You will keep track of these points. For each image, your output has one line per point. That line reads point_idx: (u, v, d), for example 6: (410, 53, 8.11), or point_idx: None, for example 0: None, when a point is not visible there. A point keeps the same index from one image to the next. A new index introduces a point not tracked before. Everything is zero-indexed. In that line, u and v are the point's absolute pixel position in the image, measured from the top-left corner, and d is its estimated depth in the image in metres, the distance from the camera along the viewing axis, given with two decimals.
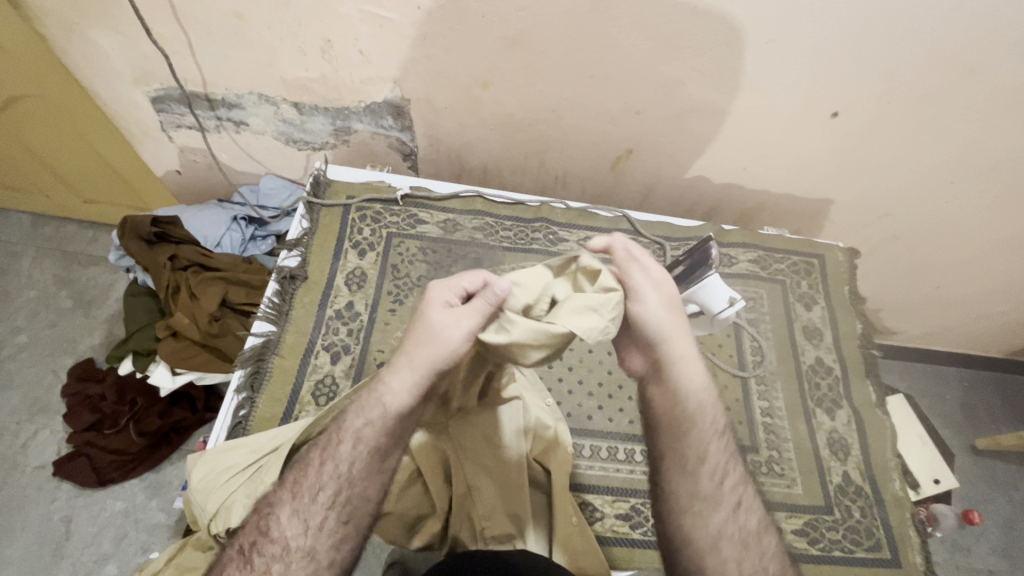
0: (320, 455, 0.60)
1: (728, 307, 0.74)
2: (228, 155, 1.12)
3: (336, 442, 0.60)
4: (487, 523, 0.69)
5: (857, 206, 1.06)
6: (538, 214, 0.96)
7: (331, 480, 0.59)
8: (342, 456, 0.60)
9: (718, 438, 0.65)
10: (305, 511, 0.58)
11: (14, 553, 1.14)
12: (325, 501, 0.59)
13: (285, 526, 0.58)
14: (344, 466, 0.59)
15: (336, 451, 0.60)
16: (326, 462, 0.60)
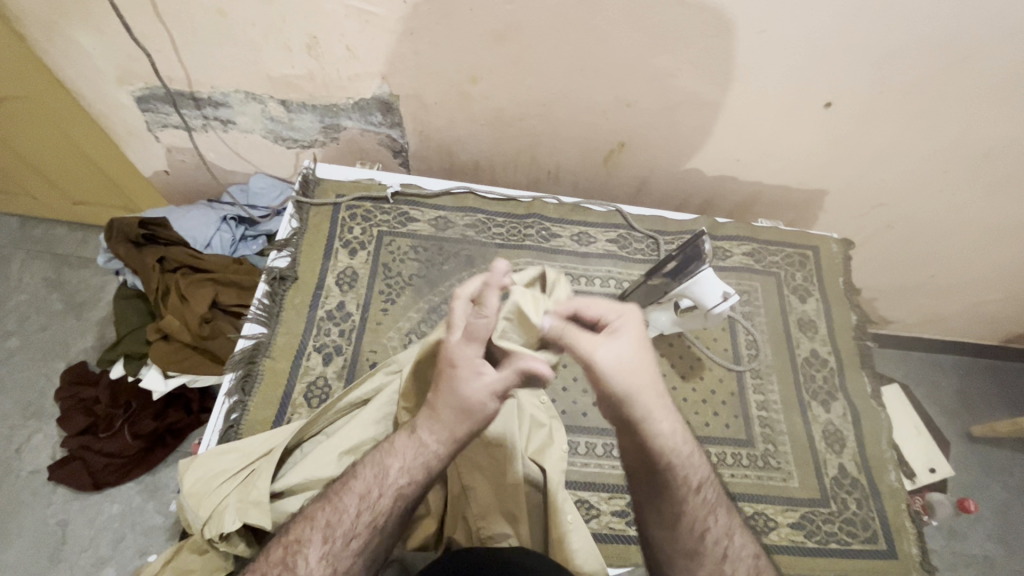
0: (359, 503, 0.59)
1: (722, 302, 0.75)
2: (216, 155, 1.11)
3: (376, 494, 0.59)
4: (482, 523, 0.68)
5: (851, 196, 1.06)
6: (530, 210, 0.95)
7: (364, 526, 0.58)
8: (380, 506, 0.59)
9: (697, 492, 0.63)
10: (335, 556, 0.57)
11: (10, 558, 1.13)
12: (357, 547, 0.57)
13: (313, 565, 0.56)
14: (381, 516, 0.58)
15: (374, 503, 0.59)
16: (365, 511, 0.58)
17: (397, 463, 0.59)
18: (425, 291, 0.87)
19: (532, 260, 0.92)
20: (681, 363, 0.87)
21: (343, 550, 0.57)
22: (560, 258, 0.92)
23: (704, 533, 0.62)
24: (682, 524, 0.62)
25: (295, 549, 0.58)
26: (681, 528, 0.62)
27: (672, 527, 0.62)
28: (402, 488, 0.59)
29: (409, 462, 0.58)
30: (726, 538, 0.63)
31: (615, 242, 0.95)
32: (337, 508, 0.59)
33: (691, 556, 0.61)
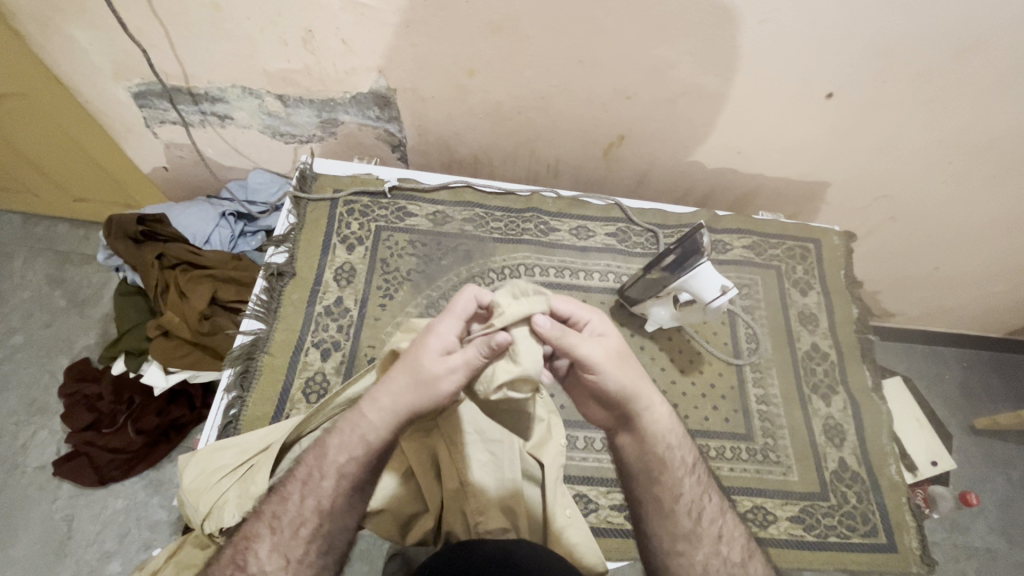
0: (302, 495, 0.59)
1: (721, 295, 0.74)
2: (214, 151, 1.11)
3: (318, 477, 0.59)
4: (482, 519, 0.68)
5: (854, 188, 1.05)
6: (528, 204, 0.94)
7: (310, 512, 0.58)
8: (321, 492, 0.58)
9: (692, 473, 0.64)
10: (285, 545, 0.57)
11: (18, 553, 1.14)
12: (306, 535, 0.57)
13: (264, 559, 0.56)
14: (326, 499, 0.58)
15: (318, 486, 0.59)
16: (308, 496, 0.58)
17: (336, 441, 0.60)
18: (422, 286, 0.87)
19: (530, 255, 0.91)
20: (681, 357, 0.87)
21: (292, 538, 0.57)
22: (559, 253, 0.92)
23: (697, 513, 0.62)
24: (675, 506, 0.62)
25: (244, 545, 0.58)
26: (678, 512, 0.62)
27: (665, 514, 0.62)
28: (342, 472, 0.59)
29: (349, 441, 0.59)
30: (720, 516, 0.63)
31: (614, 236, 0.94)
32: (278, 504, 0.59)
33: (687, 539, 0.61)
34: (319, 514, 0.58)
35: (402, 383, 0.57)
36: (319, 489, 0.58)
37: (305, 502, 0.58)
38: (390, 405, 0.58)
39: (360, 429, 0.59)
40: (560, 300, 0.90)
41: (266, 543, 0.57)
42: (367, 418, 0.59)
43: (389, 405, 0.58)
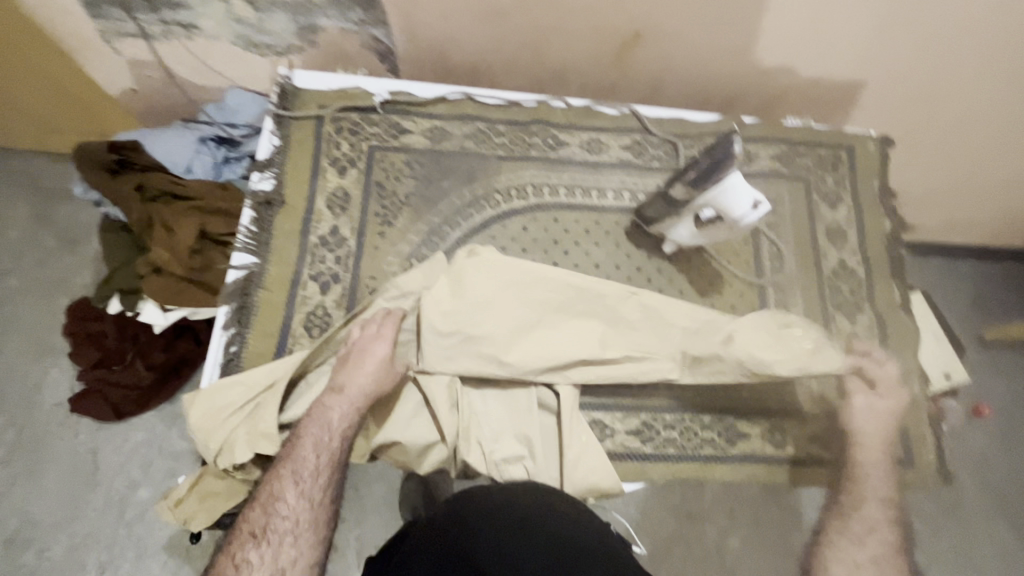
0: (315, 451, 0.64)
1: (753, 210, 0.67)
2: (185, 69, 1.00)
3: (329, 437, 0.65)
4: (494, 446, 0.69)
5: (894, 88, 0.94)
6: (534, 116, 0.86)
7: (327, 465, 0.64)
8: (333, 448, 0.65)
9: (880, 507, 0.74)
10: (310, 493, 0.63)
11: (50, 483, 1.19)
12: (325, 482, 0.63)
13: (294, 506, 0.62)
14: (338, 453, 0.65)
15: (330, 444, 0.65)
16: (323, 453, 0.64)
17: (338, 409, 0.66)
18: (423, 212, 0.81)
19: (538, 173, 0.84)
20: (700, 279, 0.82)
21: (316, 487, 0.63)
22: (569, 169, 0.85)
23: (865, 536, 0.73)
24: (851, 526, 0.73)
25: (269, 499, 0.62)
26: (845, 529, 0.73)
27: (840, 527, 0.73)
28: (346, 430, 0.65)
29: (350, 398, 0.66)
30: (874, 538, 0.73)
31: (630, 149, 0.86)
32: (294, 459, 0.63)
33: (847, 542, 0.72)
34: (332, 466, 0.64)
35: (361, 373, 0.68)
36: (329, 446, 0.64)
37: (317, 459, 0.64)
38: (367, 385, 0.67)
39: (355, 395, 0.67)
40: (572, 221, 0.83)
41: (290, 494, 0.62)
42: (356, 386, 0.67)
43: (362, 383, 0.67)
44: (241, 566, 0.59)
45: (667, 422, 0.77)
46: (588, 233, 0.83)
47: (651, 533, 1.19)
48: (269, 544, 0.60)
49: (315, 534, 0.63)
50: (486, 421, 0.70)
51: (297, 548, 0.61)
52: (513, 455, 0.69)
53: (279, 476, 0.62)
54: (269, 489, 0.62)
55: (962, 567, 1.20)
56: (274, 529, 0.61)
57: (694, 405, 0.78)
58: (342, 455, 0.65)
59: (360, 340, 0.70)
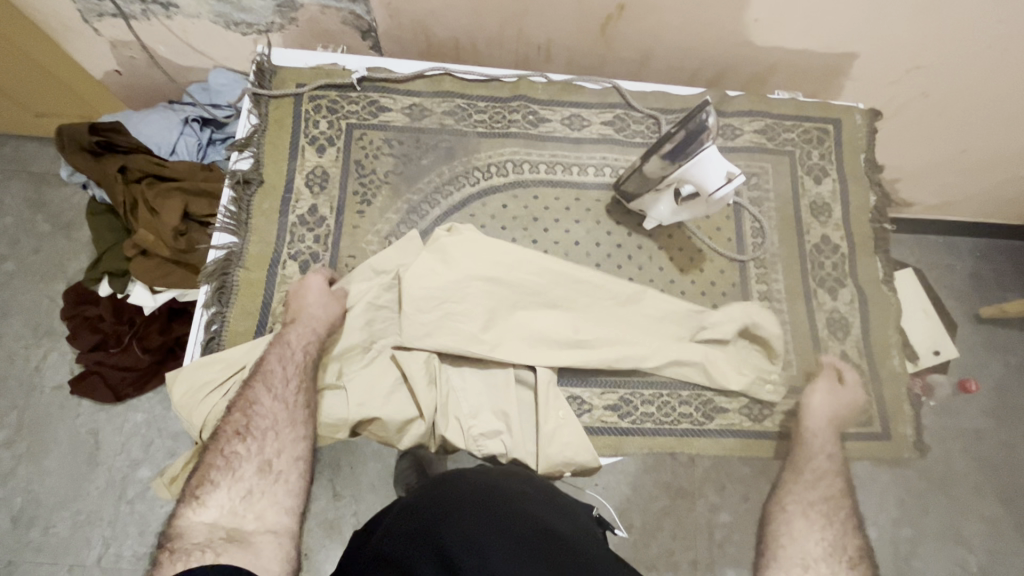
0: (281, 365, 0.70)
1: (726, 184, 0.66)
2: (166, 48, 0.99)
3: (293, 353, 0.70)
4: (472, 422, 0.71)
5: (884, 60, 0.92)
6: (515, 92, 0.84)
7: (294, 375, 0.70)
8: (298, 361, 0.70)
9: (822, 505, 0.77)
10: (281, 398, 0.69)
11: (53, 463, 1.22)
12: (294, 389, 0.69)
13: (270, 409, 0.68)
14: (303, 368, 0.70)
15: (294, 358, 0.70)
16: (288, 365, 0.70)
17: (296, 332, 0.70)
18: (402, 191, 0.81)
19: (518, 150, 0.83)
20: (681, 255, 0.82)
21: (288, 391, 0.69)
22: (550, 146, 0.84)
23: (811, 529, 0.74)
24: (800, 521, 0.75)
25: (247, 405, 0.68)
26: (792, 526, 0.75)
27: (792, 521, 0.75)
28: (307, 347, 0.70)
29: (305, 324, 0.71)
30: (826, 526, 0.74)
31: (611, 125, 0.85)
32: (264, 372, 0.69)
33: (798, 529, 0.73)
34: (298, 377, 0.70)
35: (307, 311, 0.71)
36: (294, 360, 0.70)
37: (283, 372, 0.70)
38: (318, 312, 0.72)
39: (312, 319, 0.71)
40: (552, 198, 0.83)
41: (264, 399, 0.69)
42: (310, 317, 0.71)
43: (315, 319, 0.72)
44: (226, 461, 0.66)
45: (645, 398, 0.78)
46: (569, 210, 0.82)
47: (641, 509, 1.21)
48: (253, 439, 0.68)
49: (293, 436, 0.69)
50: (464, 398, 0.72)
51: (279, 449, 0.68)
52: (490, 430, 0.72)
53: (251, 385, 0.69)
54: (244, 397, 0.69)
55: (948, 540, 1.22)
56: (254, 428, 0.68)
57: (673, 381, 0.78)
58: (309, 369, 0.70)
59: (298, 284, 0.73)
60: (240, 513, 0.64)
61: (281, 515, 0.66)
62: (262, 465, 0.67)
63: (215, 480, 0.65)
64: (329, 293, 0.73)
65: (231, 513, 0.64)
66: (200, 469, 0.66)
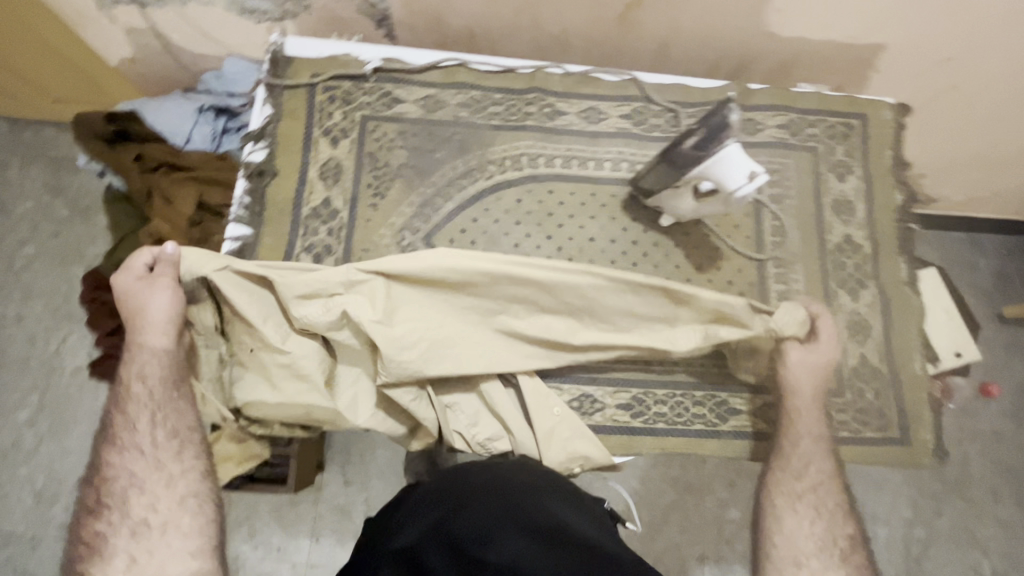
0: (138, 402, 0.70)
1: (749, 182, 0.64)
2: (181, 36, 0.99)
3: (137, 395, 0.70)
4: (473, 429, 0.74)
5: (915, 52, 0.88)
6: (532, 83, 0.83)
7: (144, 420, 0.70)
8: (143, 393, 0.70)
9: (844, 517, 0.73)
10: (140, 446, 0.70)
11: (73, 443, 1.25)
12: (149, 431, 0.70)
13: (131, 466, 0.69)
14: (145, 413, 0.70)
15: (141, 397, 0.70)
16: (141, 412, 0.70)
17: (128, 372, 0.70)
18: (416, 184, 0.80)
19: (534, 143, 0.82)
20: (698, 254, 0.81)
21: (145, 433, 0.70)
22: (566, 139, 0.82)
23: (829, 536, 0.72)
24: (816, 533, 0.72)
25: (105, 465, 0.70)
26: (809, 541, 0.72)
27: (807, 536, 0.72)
28: (150, 369, 0.70)
29: (146, 348, 0.70)
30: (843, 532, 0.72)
31: (629, 118, 0.83)
32: (123, 419, 0.70)
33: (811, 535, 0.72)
34: (150, 407, 0.70)
35: (141, 323, 0.70)
36: (144, 382, 0.70)
37: (139, 400, 0.70)
38: (152, 326, 0.70)
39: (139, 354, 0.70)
40: (567, 193, 0.81)
41: (115, 457, 0.70)
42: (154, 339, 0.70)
43: (157, 320, 0.70)
44: (93, 543, 0.67)
45: (658, 397, 0.77)
46: (584, 206, 0.81)
47: (649, 503, 1.21)
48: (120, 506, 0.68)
49: (165, 479, 0.70)
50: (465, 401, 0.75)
51: (151, 502, 0.69)
52: (493, 434, 0.75)
53: (102, 449, 0.70)
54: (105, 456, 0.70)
55: (962, 543, 1.20)
56: (107, 497, 0.69)
57: (686, 380, 0.78)
58: (173, 380, 0.71)
59: (127, 292, 0.70)
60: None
61: (187, 561, 0.68)
62: (134, 528, 0.68)
63: (88, 569, 0.66)
64: (157, 298, 0.70)
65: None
66: (72, 564, 0.67)
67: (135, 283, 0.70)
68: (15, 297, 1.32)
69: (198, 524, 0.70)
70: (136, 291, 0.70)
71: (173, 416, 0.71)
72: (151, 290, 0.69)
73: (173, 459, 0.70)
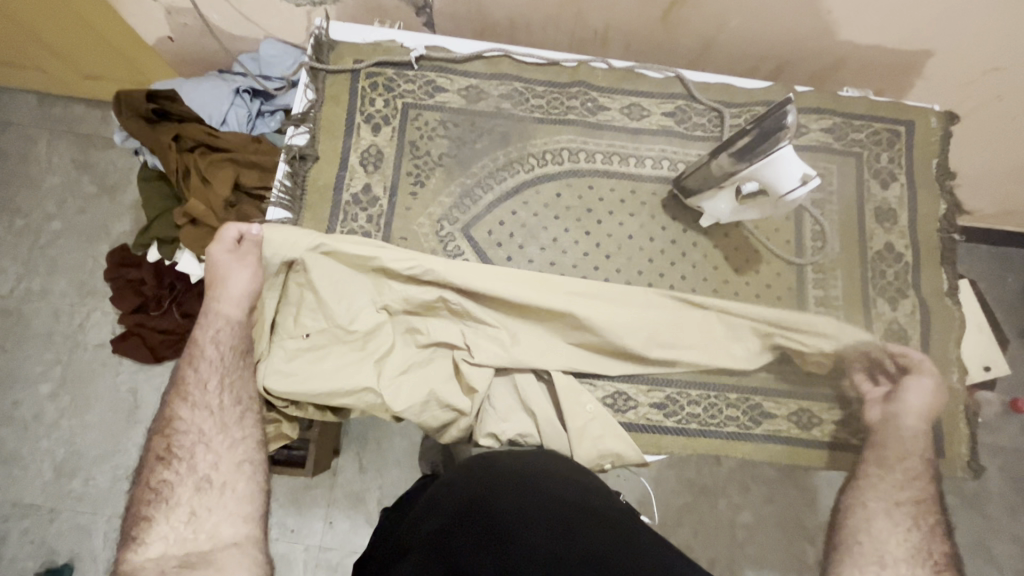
0: (208, 364, 0.71)
1: (800, 186, 0.64)
2: (221, 17, 0.99)
3: (211, 355, 0.71)
4: (504, 426, 0.74)
5: (965, 59, 0.86)
6: (574, 77, 0.83)
7: (212, 382, 0.71)
8: (215, 357, 0.71)
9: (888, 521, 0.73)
10: (202, 407, 0.71)
11: (95, 417, 1.26)
12: (216, 390, 0.71)
13: (196, 425, 0.70)
14: (213, 377, 0.71)
15: (212, 360, 0.71)
16: (209, 374, 0.71)
17: (202, 335, 0.72)
18: (456, 173, 0.80)
19: (575, 138, 0.81)
20: (737, 256, 0.80)
21: (207, 397, 0.71)
22: (608, 135, 0.82)
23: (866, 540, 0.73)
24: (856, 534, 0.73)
25: (167, 421, 0.71)
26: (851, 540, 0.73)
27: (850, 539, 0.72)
28: (224, 336, 0.72)
29: (225, 316, 0.71)
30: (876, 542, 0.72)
31: (672, 116, 0.82)
32: (186, 383, 0.71)
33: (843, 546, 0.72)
34: (220, 369, 0.71)
35: (226, 293, 0.71)
36: (217, 347, 0.71)
37: (209, 363, 0.71)
38: (233, 296, 0.71)
39: (216, 320, 0.71)
40: (607, 189, 0.81)
41: (185, 411, 0.71)
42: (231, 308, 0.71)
43: (235, 293, 0.72)
44: (158, 492, 0.68)
45: (692, 398, 0.77)
46: (624, 202, 0.81)
47: (662, 503, 1.21)
48: (179, 467, 0.69)
49: (229, 441, 0.71)
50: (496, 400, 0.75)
51: (215, 461, 0.70)
52: (523, 431, 0.74)
53: (170, 402, 0.71)
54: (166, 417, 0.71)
55: (978, 558, 1.19)
56: (178, 449, 0.70)
57: (721, 382, 0.78)
58: (242, 348, 0.72)
59: (217, 260, 0.72)
60: (191, 538, 0.66)
61: (239, 525, 0.68)
62: (198, 484, 0.69)
63: (151, 516, 0.66)
64: (247, 271, 0.72)
65: (179, 543, 0.65)
66: (134, 508, 0.67)
67: (226, 253, 0.72)
68: (41, 271, 1.33)
69: (253, 489, 0.71)
70: (227, 261, 0.72)
71: (240, 383, 0.71)
72: (239, 262, 0.72)
73: (236, 423, 0.71)
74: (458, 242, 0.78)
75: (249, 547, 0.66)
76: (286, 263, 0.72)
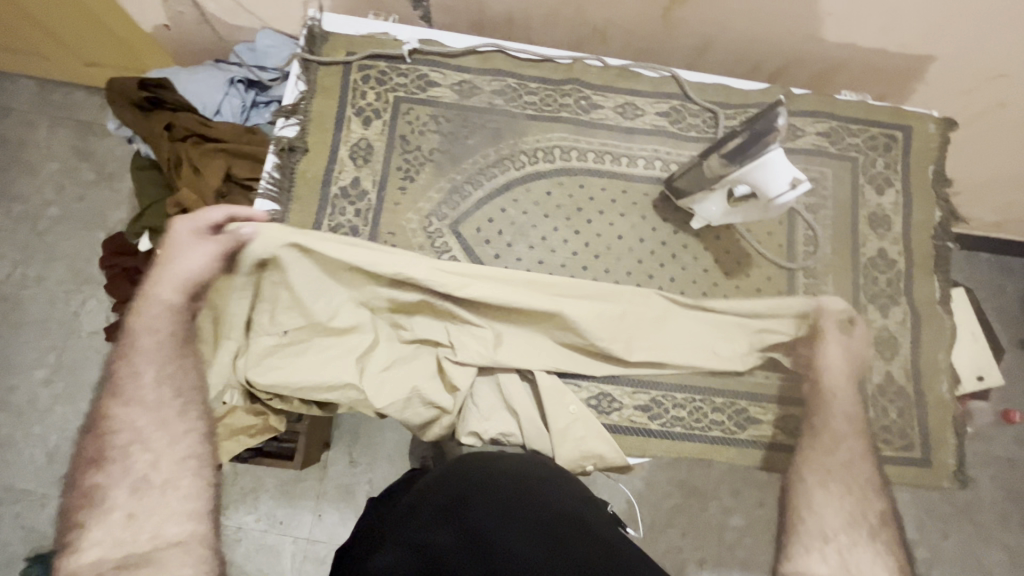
0: (149, 351, 0.73)
1: (790, 190, 0.63)
2: (216, 6, 0.97)
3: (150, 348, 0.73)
4: (487, 426, 0.74)
5: (967, 65, 0.85)
6: (568, 74, 0.82)
7: (152, 377, 0.72)
8: (156, 344, 0.73)
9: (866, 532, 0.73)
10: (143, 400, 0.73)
11: (88, 404, 1.26)
12: (156, 383, 0.72)
13: (135, 421, 0.72)
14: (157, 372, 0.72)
15: (154, 349, 0.73)
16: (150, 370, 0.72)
17: (141, 325, 0.73)
18: (446, 169, 0.79)
19: (567, 136, 0.81)
20: (727, 259, 0.79)
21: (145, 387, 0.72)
22: (600, 134, 0.81)
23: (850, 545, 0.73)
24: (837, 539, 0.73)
25: (102, 420, 0.72)
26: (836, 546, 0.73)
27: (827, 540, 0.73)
28: (166, 321, 0.73)
29: (166, 303, 0.72)
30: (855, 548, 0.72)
31: (666, 116, 0.82)
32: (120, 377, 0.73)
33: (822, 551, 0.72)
34: (157, 361, 0.72)
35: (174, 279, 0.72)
36: (154, 335, 0.73)
37: (145, 352, 0.73)
38: (178, 284, 0.72)
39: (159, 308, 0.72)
40: (598, 189, 0.80)
41: (119, 409, 0.72)
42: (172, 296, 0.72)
43: (184, 279, 0.72)
44: (90, 495, 0.70)
45: (677, 401, 0.77)
46: (614, 203, 0.80)
47: (651, 504, 1.21)
48: (111, 470, 0.70)
49: (169, 438, 0.72)
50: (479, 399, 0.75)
51: (152, 459, 0.71)
52: (505, 430, 0.74)
53: (104, 399, 0.73)
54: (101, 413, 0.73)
55: (965, 567, 1.19)
56: (112, 450, 0.71)
57: (707, 385, 0.77)
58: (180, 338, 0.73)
59: (173, 247, 0.72)
60: (130, 539, 0.68)
61: (182, 523, 0.71)
62: (135, 485, 0.70)
63: (83, 523, 0.69)
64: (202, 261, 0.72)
65: (116, 548, 0.68)
66: (68, 516, 0.70)
67: (185, 240, 0.72)
68: (37, 257, 1.33)
69: (197, 486, 0.73)
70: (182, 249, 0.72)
71: (178, 375, 0.72)
72: (196, 251, 0.72)
73: (179, 419, 0.72)
74: (446, 238, 0.77)
75: (191, 548, 0.70)
76: (257, 263, 0.71)
